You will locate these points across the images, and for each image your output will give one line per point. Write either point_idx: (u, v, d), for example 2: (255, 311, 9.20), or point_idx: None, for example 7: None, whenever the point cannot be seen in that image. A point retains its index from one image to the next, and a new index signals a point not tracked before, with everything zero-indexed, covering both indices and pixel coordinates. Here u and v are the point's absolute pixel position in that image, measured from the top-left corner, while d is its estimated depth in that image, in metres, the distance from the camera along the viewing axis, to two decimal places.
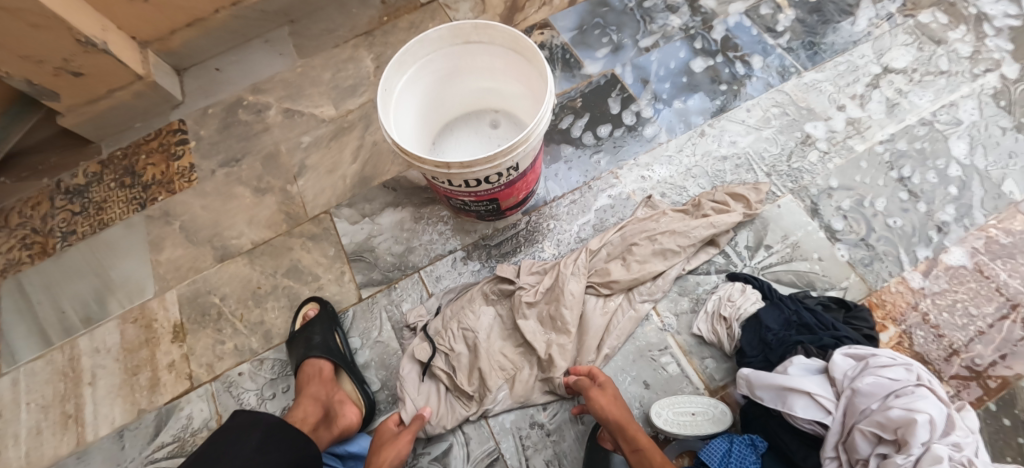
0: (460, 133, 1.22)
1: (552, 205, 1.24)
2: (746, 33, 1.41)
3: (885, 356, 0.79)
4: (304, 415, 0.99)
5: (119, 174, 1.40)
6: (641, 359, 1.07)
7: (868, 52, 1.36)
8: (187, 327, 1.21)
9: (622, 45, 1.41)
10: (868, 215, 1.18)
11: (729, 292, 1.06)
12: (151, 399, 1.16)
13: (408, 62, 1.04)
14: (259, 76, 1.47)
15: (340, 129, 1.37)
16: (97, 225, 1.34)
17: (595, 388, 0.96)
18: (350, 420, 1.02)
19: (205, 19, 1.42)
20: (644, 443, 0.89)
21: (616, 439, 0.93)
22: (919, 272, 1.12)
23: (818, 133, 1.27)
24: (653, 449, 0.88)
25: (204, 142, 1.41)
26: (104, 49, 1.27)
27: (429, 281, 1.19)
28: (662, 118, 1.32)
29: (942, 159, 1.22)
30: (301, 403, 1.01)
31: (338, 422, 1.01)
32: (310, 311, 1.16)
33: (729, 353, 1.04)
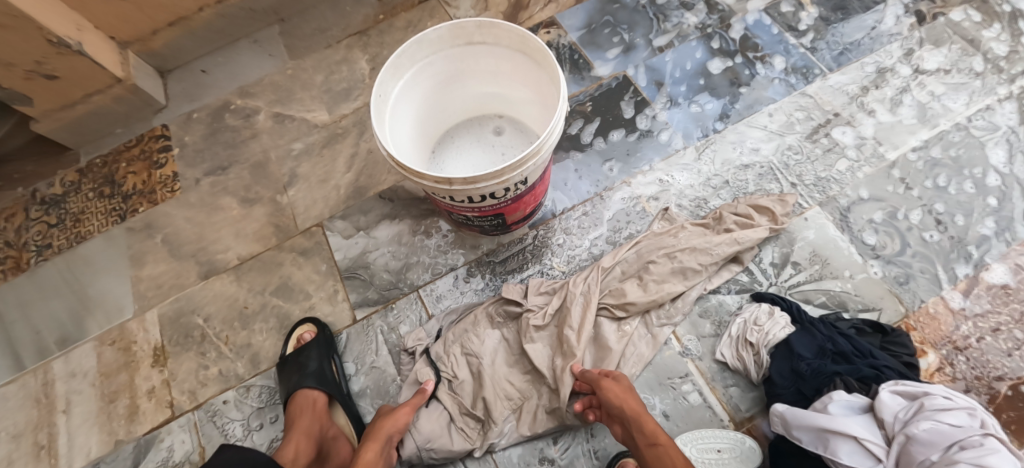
0: (462, 141, 1.14)
1: (561, 218, 1.16)
2: (765, 31, 1.32)
3: (943, 399, 0.73)
4: (296, 454, 0.90)
5: (98, 184, 1.31)
6: (660, 387, 0.99)
7: (897, 52, 1.27)
8: (169, 350, 1.13)
9: (634, 44, 1.32)
10: (902, 228, 1.09)
11: (755, 315, 0.99)
12: (129, 429, 1.07)
13: (405, 65, 0.95)
14: (247, 79, 1.38)
15: (333, 136, 1.29)
16: (74, 238, 1.25)
17: (607, 378, 0.89)
18: (343, 458, 0.95)
19: (188, 18, 1.33)
20: (664, 439, 0.81)
21: (630, 435, 0.85)
22: (958, 291, 1.04)
23: (846, 140, 1.18)
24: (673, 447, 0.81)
25: (189, 149, 1.32)
26: (80, 50, 1.18)
27: (430, 301, 1.10)
28: (678, 123, 1.23)
29: (980, 167, 1.13)
30: (293, 440, 0.92)
31: (331, 460, 0.94)
32: (306, 334, 1.08)
33: (756, 381, 0.96)
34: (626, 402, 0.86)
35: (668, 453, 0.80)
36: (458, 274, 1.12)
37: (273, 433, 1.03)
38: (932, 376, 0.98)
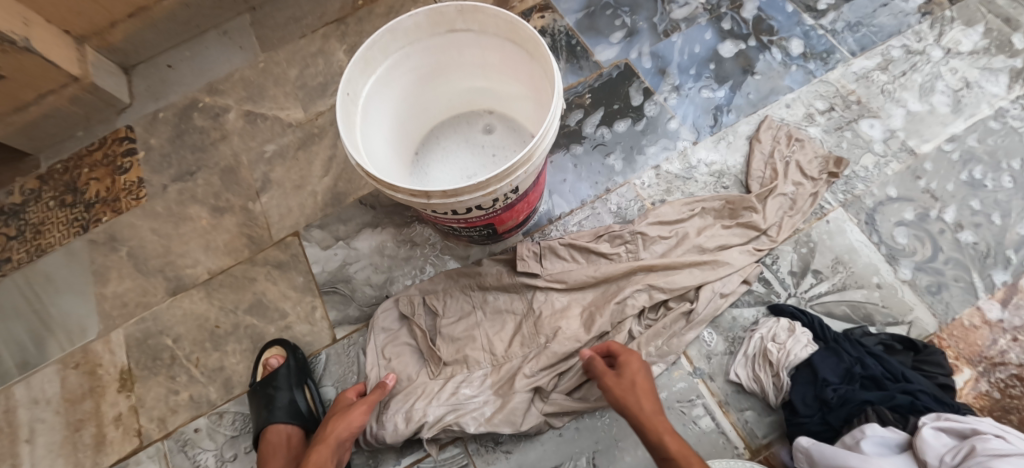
0: (448, 142, 1.04)
1: (558, 224, 1.06)
2: (781, 11, 1.20)
3: (998, 443, 0.61)
4: None
5: (59, 192, 1.22)
6: (669, 412, 0.90)
7: (927, 32, 1.15)
8: (136, 373, 1.05)
9: (637, 29, 1.21)
10: (933, 231, 0.99)
11: (773, 331, 0.89)
12: (96, 460, 1.00)
13: (377, 58, 0.85)
14: (214, 75, 1.28)
15: (309, 136, 1.19)
16: (35, 251, 1.17)
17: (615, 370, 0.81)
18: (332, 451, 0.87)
19: (148, 9, 1.22)
20: (676, 447, 0.72)
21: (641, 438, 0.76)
22: (996, 301, 0.94)
23: (875, 134, 1.07)
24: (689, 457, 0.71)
25: (154, 153, 1.22)
26: (26, 47, 1.08)
27: (416, 306, 0.98)
28: (685, 114, 1.12)
29: (1019, 160, 1.03)
30: None
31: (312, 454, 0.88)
32: (273, 359, 0.98)
33: (774, 405, 0.87)
34: (624, 401, 0.77)
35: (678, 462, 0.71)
36: (438, 283, 1.00)
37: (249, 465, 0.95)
38: (969, 396, 0.88)
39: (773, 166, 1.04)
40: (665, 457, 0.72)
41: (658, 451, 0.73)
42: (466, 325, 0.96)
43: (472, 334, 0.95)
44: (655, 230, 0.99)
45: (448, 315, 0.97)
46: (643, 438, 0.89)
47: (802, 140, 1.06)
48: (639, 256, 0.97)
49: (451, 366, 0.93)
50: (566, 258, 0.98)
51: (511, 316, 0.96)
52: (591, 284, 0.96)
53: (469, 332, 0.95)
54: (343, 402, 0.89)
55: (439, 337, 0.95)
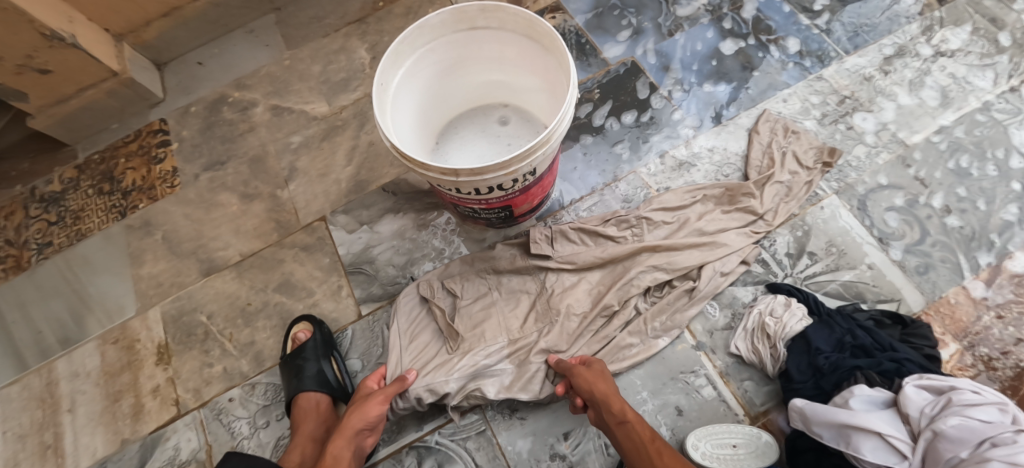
0: (466, 133, 1.11)
1: (569, 210, 1.12)
2: (778, 11, 1.28)
3: (971, 395, 0.68)
4: (299, 459, 0.90)
5: (97, 181, 1.30)
6: (674, 382, 0.96)
7: (916, 33, 1.23)
8: (172, 348, 1.11)
9: (643, 28, 1.28)
10: (921, 217, 1.05)
11: (770, 306, 0.96)
12: (135, 428, 1.06)
13: (406, 52, 0.92)
14: (242, 71, 1.35)
15: (333, 128, 1.26)
16: (75, 236, 1.25)
17: (579, 365, 0.89)
18: None
19: (181, 9, 1.30)
20: (631, 416, 0.81)
21: (599, 415, 0.85)
22: (980, 281, 1.00)
23: (867, 126, 1.14)
24: (641, 423, 0.80)
25: (186, 144, 1.30)
26: (73, 43, 1.16)
27: (435, 289, 1.03)
28: (689, 108, 1.19)
29: (1003, 149, 1.10)
30: (296, 447, 0.91)
31: None
32: (301, 333, 1.05)
33: (772, 375, 0.93)
34: (594, 384, 0.85)
35: (635, 428, 0.79)
36: (455, 268, 1.06)
37: (280, 431, 1.02)
38: (955, 368, 0.95)
39: (770, 156, 1.11)
40: (622, 421, 0.81)
41: (616, 419, 0.81)
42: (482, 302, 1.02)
43: (489, 312, 1.00)
44: (659, 215, 1.06)
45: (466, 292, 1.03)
46: (649, 405, 0.95)
47: (798, 132, 1.13)
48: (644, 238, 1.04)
49: (469, 338, 0.97)
50: (576, 242, 1.04)
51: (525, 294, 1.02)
52: (602, 264, 1.01)
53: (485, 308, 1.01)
54: (364, 390, 0.94)
55: (457, 315, 1.00)
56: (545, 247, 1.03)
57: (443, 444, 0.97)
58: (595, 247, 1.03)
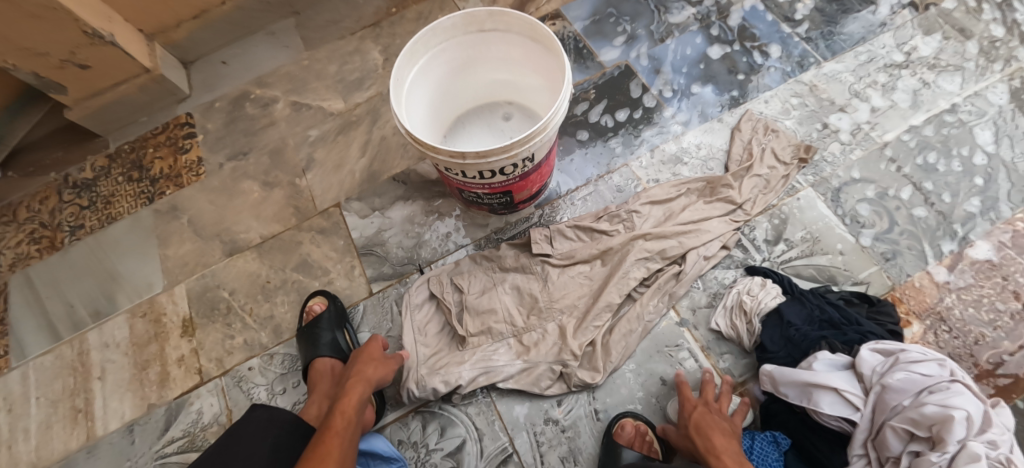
0: (473, 127, 1.20)
1: (565, 198, 1.21)
2: (762, 21, 1.38)
3: (914, 352, 0.76)
4: (317, 412, 0.96)
5: (127, 169, 1.40)
6: (659, 355, 1.04)
7: (889, 42, 1.33)
8: (197, 321, 1.20)
9: (637, 35, 1.38)
10: (890, 208, 1.15)
11: (748, 286, 1.04)
12: (161, 394, 1.15)
13: (420, 51, 1.01)
14: (263, 70, 1.45)
15: (348, 123, 1.35)
16: (105, 219, 1.34)
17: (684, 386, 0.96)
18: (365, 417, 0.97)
19: (209, 12, 1.40)
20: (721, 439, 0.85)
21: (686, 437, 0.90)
22: (944, 266, 1.09)
23: (842, 125, 1.24)
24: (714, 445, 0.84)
25: (211, 136, 1.39)
26: (111, 41, 1.26)
27: (444, 285, 1.10)
28: (679, 107, 1.29)
29: (967, 147, 1.20)
30: (313, 401, 0.97)
31: None
32: (316, 306, 1.13)
33: (748, 348, 1.01)
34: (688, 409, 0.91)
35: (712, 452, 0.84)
36: (463, 266, 1.13)
37: (295, 397, 1.10)
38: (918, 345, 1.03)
39: (750, 151, 1.20)
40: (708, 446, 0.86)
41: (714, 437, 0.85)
42: (484, 282, 1.10)
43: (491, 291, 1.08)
44: (648, 204, 1.15)
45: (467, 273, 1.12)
46: (637, 377, 1.03)
47: (777, 130, 1.22)
48: (635, 224, 1.12)
49: (477, 337, 1.04)
50: (574, 238, 1.12)
51: (523, 274, 1.10)
52: (598, 257, 1.09)
53: (486, 287, 1.09)
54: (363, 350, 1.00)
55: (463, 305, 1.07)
56: (546, 244, 1.11)
57: (445, 409, 1.04)
58: (592, 242, 1.11)
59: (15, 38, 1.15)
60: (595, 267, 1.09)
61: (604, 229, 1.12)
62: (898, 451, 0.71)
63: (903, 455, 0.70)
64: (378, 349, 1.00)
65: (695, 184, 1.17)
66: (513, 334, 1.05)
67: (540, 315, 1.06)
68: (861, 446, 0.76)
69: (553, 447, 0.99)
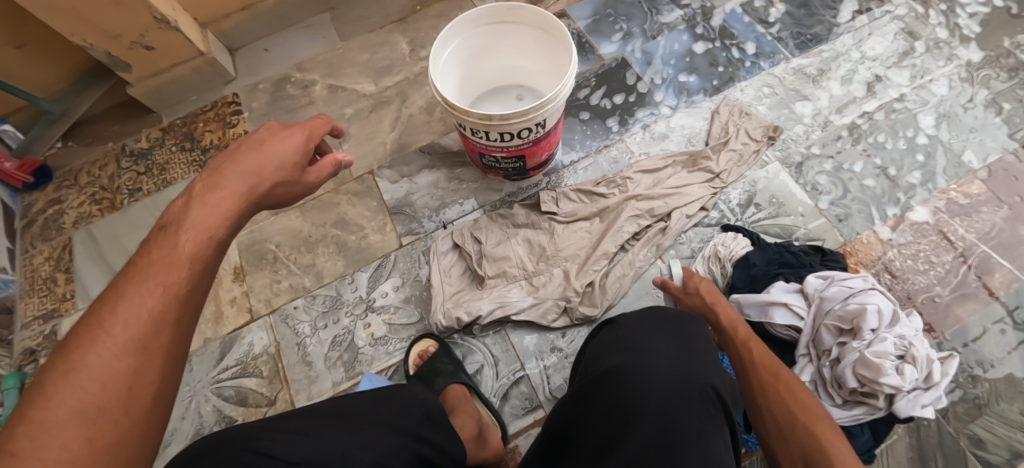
0: (490, 106, 1.40)
1: (568, 168, 1.40)
2: (740, 22, 1.59)
3: (845, 273, 1.02)
4: (462, 424, 1.03)
5: (179, 140, 1.59)
6: (647, 296, 1.23)
7: (848, 42, 1.55)
8: (246, 269, 1.36)
9: (631, 33, 1.59)
10: (845, 179, 1.35)
11: (723, 239, 1.24)
12: (216, 330, 1.30)
13: (450, 38, 1.21)
14: (303, 57, 1.64)
15: (379, 103, 1.55)
16: (161, 183, 1.53)
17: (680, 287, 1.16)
18: (497, 443, 1.05)
19: (256, 5, 1.60)
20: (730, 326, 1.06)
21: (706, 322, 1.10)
22: (888, 226, 1.29)
23: (807, 111, 1.44)
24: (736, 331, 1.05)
25: (256, 113, 1.59)
26: (176, 27, 1.44)
27: (465, 237, 1.29)
28: (668, 94, 1.49)
29: (911, 130, 1.41)
30: (460, 421, 1.04)
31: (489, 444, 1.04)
32: (429, 347, 1.20)
33: (722, 289, 1.21)
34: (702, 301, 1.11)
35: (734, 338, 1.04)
36: (481, 222, 1.31)
37: (335, 332, 1.26)
38: None
39: (727, 130, 1.40)
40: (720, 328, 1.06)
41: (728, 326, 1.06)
42: (499, 235, 1.29)
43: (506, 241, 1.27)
44: (639, 173, 1.34)
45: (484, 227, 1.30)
46: (629, 314, 1.22)
47: (750, 114, 1.43)
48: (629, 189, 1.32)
49: (494, 279, 1.23)
50: (576, 200, 1.31)
51: (533, 228, 1.29)
52: (596, 215, 1.29)
53: (501, 239, 1.28)
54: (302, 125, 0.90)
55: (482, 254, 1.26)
56: (552, 203, 1.30)
57: (467, 340, 1.22)
58: (592, 203, 1.30)
59: (97, 20, 1.34)
60: (594, 223, 1.28)
61: (602, 192, 1.31)
62: (830, 344, 0.97)
63: (834, 346, 0.97)
64: (305, 134, 0.89)
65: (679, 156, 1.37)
66: (524, 277, 1.23)
67: (547, 261, 1.25)
68: (804, 347, 1.02)
69: (558, 370, 1.18)
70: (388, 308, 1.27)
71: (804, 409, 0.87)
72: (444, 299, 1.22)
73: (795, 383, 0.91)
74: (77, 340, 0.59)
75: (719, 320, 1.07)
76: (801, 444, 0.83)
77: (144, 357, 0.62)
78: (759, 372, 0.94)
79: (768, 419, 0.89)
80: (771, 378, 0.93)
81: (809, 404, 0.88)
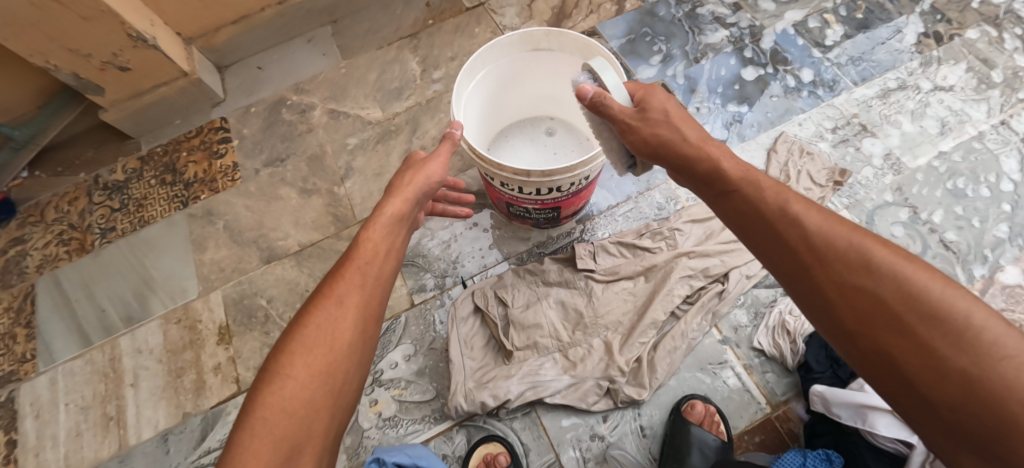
0: (516, 141, 1.22)
1: (605, 215, 1.22)
2: (793, 45, 1.42)
3: None
4: None
5: (159, 172, 1.40)
6: (702, 372, 1.06)
7: (917, 69, 1.37)
8: (233, 329, 1.19)
9: (672, 55, 1.41)
10: (922, 231, 1.18)
11: (790, 306, 1.07)
12: (196, 403, 1.14)
13: (478, 67, 1.03)
14: (300, 76, 1.45)
15: (387, 132, 1.37)
16: (138, 222, 1.34)
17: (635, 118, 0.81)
18: None
19: (249, 17, 1.40)
20: (739, 182, 0.74)
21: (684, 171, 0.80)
22: (975, 290, 1.13)
23: (875, 150, 1.27)
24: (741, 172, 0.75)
25: (248, 141, 1.39)
26: (154, 45, 1.26)
27: (488, 298, 1.11)
28: (717, 127, 1.31)
29: (994, 174, 1.24)
30: None
31: None
32: (501, 456, 1.00)
33: (791, 367, 1.03)
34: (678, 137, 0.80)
35: (747, 194, 0.73)
36: (507, 279, 1.14)
37: None
38: None
39: (786, 173, 1.23)
40: (731, 192, 0.75)
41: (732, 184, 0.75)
42: (528, 297, 1.10)
43: (538, 306, 1.09)
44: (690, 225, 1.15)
45: (510, 287, 1.12)
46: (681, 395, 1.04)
47: (812, 153, 1.25)
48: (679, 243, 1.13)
49: (523, 351, 1.05)
50: (617, 255, 1.14)
51: (568, 290, 1.11)
52: (641, 273, 1.11)
53: (530, 301, 1.10)
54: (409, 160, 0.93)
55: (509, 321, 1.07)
56: (590, 260, 1.12)
57: (492, 424, 1.04)
58: (636, 259, 1.13)
59: (61, 39, 1.15)
60: (638, 282, 1.10)
61: (647, 247, 1.13)
62: None
63: None
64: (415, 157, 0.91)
65: None
66: (559, 349, 1.06)
67: (585, 330, 1.07)
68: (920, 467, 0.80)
69: (600, 463, 1.00)
70: (398, 381, 1.09)
71: (954, 331, 0.56)
72: (465, 377, 1.04)
73: (907, 265, 0.61)
74: (277, 371, 0.68)
75: (728, 178, 0.75)
76: (951, 395, 0.55)
77: (338, 362, 0.71)
78: (840, 271, 0.63)
79: (876, 351, 0.60)
80: (868, 282, 0.61)
81: (957, 303, 0.57)
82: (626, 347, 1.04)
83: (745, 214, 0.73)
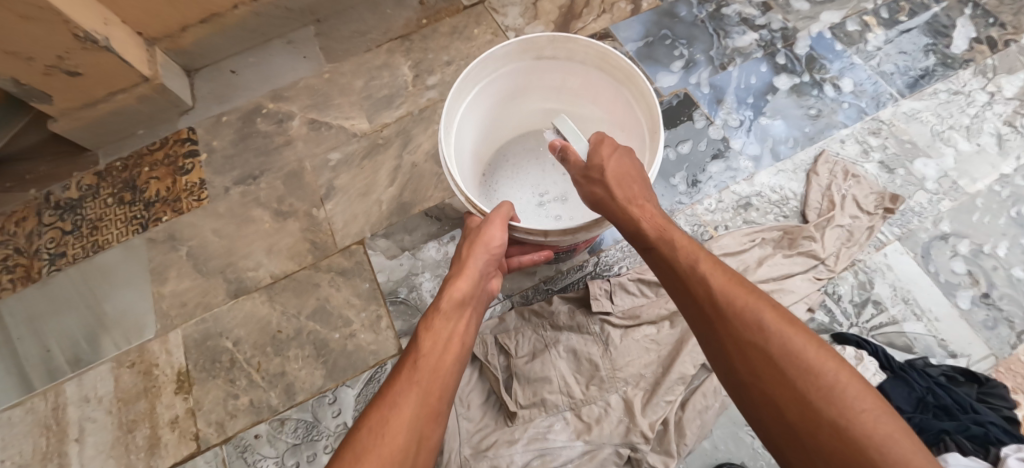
0: (517, 160, 1.07)
1: (623, 244, 1.06)
2: (831, 51, 1.25)
3: None
4: None
5: (117, 189, 1.22)
6: (737, 435, 0.91)
7: (970, 79, 1.21)
8: (193, 375, 1.05)
9: (695, 60, 1.25)
10: (986, 267, 1.03)
11: None
12: (150, 463, 1.01)
13: (470, 84, 0.87)
14: (278, 82, 1.29)
15: (374, 146, 1.21)
16: (91, 247, 1.17)
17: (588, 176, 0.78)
18: None
19: (220, 15, 1.23)
20: (657, 239, 0.70)
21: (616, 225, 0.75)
22: None
23: (928, 172, 1.12)
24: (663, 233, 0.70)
25: (217, 155, 1.23)
26: (107, 47, 1.09)
27: (488, 346, 0.96)
28: (748, 145, 1.16)
29: None
30: None
31: None
32: None
33: None
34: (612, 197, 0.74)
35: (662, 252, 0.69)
36: (510, 321, 1.00)
37: None
38: None
39: (830, 198, 1.08)
40: (648, 249, 0.71)
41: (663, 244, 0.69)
42: (536, 345, 0.95)
43: (547, 358, 0.93)
44: None
45: (513, 332, 0.97)
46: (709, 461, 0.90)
47: (858, 176, 1.10)
48: None
49: (528, 409, 0.90)
50: (636, 294, 0.99)
51: (581, 337, 0.95)
52: (666, 317, 0.96)
53: (534, 348, 0.95)
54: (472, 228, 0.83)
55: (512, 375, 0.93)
56: (608, 301, 0.98)
57: None
58: (659, 300, 0.98)
59: None
60: (662, 328, 0.95)
61: None
62: None
63: None
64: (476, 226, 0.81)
65: (770, 233, 1.05)
66: (570, 407, 0.90)
67: (600, 385, 0.91)
68: None
69: None
70: None
71: (858, 426, 0.52)
72: (460, 443, 0.89)
73: (789, 327, 0.58)
74: None
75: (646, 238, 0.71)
76: None
77: None
78: (737, 328, 0.60)
79: (773, 418, 0.56)
80: (759, 339, 0.58)
81: (833, 371, 0.56)
82: (648, 406, 0.89)
83: (664, 274, 0.69)
